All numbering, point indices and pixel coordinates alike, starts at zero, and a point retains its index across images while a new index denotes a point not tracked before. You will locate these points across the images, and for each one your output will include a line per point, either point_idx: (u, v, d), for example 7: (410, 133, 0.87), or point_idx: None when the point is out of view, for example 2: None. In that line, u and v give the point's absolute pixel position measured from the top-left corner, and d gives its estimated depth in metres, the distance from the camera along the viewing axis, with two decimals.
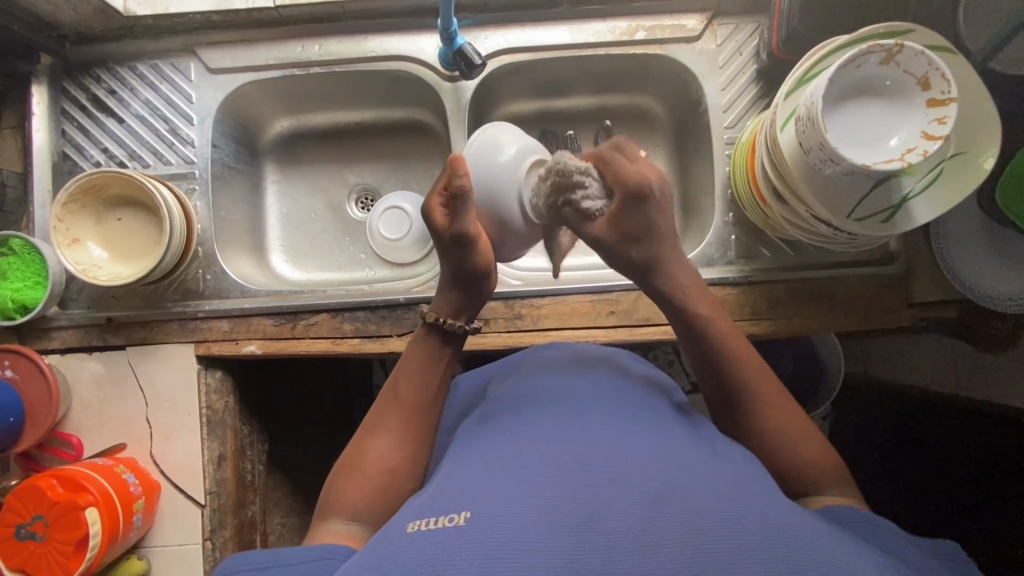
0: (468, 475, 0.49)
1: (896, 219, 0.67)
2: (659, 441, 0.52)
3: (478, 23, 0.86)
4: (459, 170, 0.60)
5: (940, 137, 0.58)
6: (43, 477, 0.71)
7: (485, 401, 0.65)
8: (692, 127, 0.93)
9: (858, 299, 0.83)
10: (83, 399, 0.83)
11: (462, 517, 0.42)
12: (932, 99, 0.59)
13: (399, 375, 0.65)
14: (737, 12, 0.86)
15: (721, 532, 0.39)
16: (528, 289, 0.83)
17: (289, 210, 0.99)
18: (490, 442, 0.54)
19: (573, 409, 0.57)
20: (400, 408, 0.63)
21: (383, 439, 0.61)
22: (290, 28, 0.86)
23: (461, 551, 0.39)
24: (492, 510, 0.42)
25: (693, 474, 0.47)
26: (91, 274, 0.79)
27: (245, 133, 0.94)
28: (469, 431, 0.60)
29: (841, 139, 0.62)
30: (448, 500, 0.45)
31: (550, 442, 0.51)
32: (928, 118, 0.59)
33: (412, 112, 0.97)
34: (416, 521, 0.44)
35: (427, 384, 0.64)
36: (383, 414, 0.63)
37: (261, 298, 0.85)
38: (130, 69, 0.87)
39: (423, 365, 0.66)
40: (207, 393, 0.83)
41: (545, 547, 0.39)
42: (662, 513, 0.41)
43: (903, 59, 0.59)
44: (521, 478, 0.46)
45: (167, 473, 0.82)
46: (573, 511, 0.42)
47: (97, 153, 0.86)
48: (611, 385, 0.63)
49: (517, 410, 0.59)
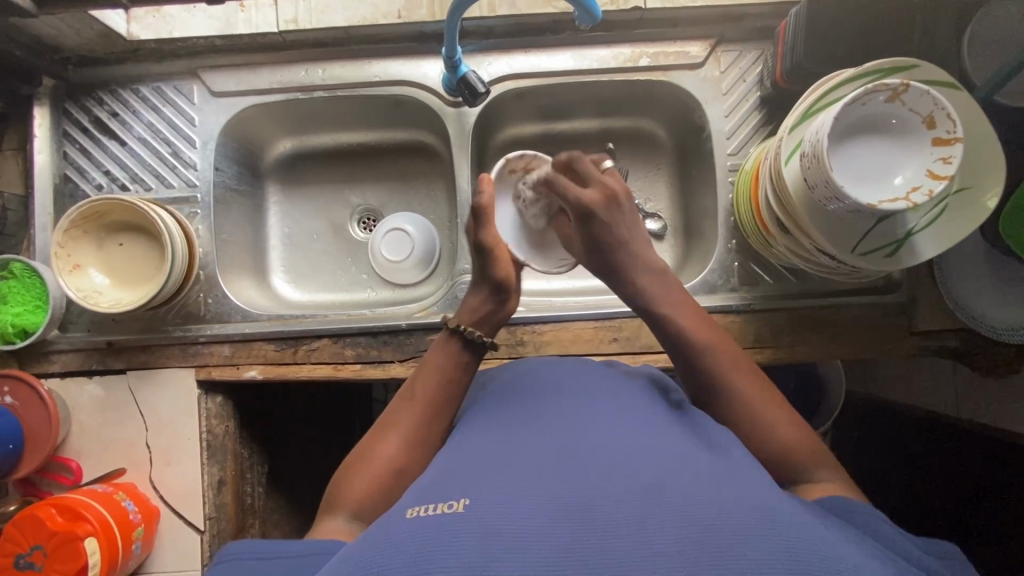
0: (471, 464, 0.48)
1: (900, 254, 0.67)
2: (659, 434, 0.52)
3: (482, 49, 0.86)
4: (483, 188, 0.71)
5: (946, 177, 0.58)
6: (42, 506, 0.71)
7: (486, 393, 0.64)
8: (695, 152, 0.92)
9: (862, 328, 0.83)
10: (82, 423, 0.82)
11: (461, 504, 0.42)
12: (937, 137, 0.59)
13: (418, 376, 0.65)
14: (742, 39, 0.86)
15: (725, 521, 0.39)
16: (530, 315, 0.83)
17: (291, 231, 0.98)
18: (486, 435, 0.53)
19: (571, 402, 0.56)
20: (415, 408, 0.62)
21: (394, 437, 0.59)
22: (294, 52, 0.86)
23: (464, 537, 0.39)
24: (492, 500, 0.42)
25: (693, 466, 0.46)
26: (92, 301, 0.78)
27: (247, 154, 0.94)
28: (465, 423, 0.59)
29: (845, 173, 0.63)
30: (445, 488, 0.45)
31: (549, 438, 0.50)
32: (933, 157, 0.59)
33: (414, 133, 0.97)
34: (415, 507, 0.43)
35: (444, 387, 0.64)
36: (398, 412, 0.62)
37: (263, 322, 0.84)
38: (133, 91, 0.87)
39: (441, 367, 0.65)
40: (207, 418, 0.82)
41: (548, 538, 0.39)
42: (661, 504, 0.40)
43: (908, 97, 0.59)
44: (525, 470, 0.45)
45: (166, 499, 0.81)
46: (571, 503, 0.41)
47: (99, 176, 0.86)
48: (612, 380, 0.62)
49: (516, 404, 0.58)
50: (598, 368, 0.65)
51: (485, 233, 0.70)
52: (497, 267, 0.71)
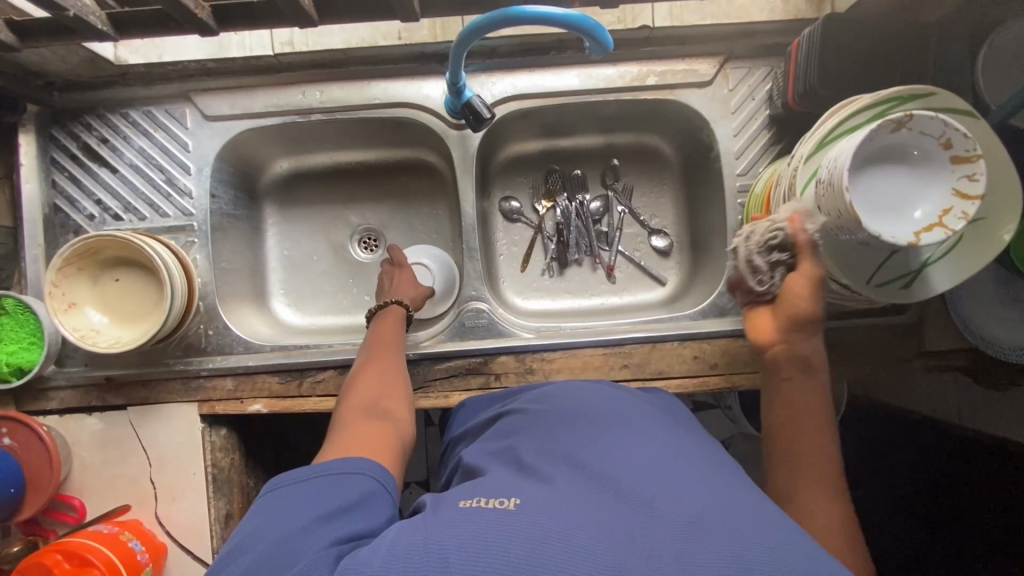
0: (509, 482, 0.48)
1: (914, 287, 0.67)
2: (688, 452, 0.51)
3: (485, 69, 0.83)
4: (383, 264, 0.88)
5: (977, 196, 0.56)
6: (47, 553, 0.69)
7: (505, 423, 0.63)
8: (702, 169, 0.91)
9: (870, 350, 0.83)
10: (84, 460, 0.81)
11: (511, 502, 0.44)
12: (956, 157, 0.57)
13: (373, 337, 0.75)
14: (751, 56, 0.84)
15: (763, 555, 0.38)
16: (539, 342, 0.82)
17: (291, 253, 0.96)
18: (510, 462, 0.53)
19: (593, 427, 0.55)
20: (378, 358, 0.71)
21: (366, 377, 0.68)
22: (290, 74, 0.83)
23: (512, 532, 0.40)
24: (533, 509, 0.42)
25: (723, 493, 0.45)
26: (89, 341, 0.76)
27: (244, 176, 0.91)
28: (478, 458, 0.58)
29: (928, 208, 0.59)
30: (497, 488, 0.47)
31: (573, 460, 0.49)
32: (955, 175, 0.57)
33: (416, 152, 0.94)
34: (468, 499, 0.46)
35: (394, 337, 0.75)
36: (364, 366, 0.70)
37: (266, 353, 0.83)
38: (123, 116, 0.83)
39: (388, 324, 0.76)
40: (212, 451, 0.81)
41: (590, 548, 0.38)
42: (701, 539, 0.39)
43: (953, 140, 0.56)
44: (558, 490, 0.45)
45: (174, 535, 0.80)
46: (608, 524, 0.41)
47: (90, 205, 0.83)
48: (636, 403, 0.61)
49: (534, 430, 0.57)
50: (616, 387, 0.66)
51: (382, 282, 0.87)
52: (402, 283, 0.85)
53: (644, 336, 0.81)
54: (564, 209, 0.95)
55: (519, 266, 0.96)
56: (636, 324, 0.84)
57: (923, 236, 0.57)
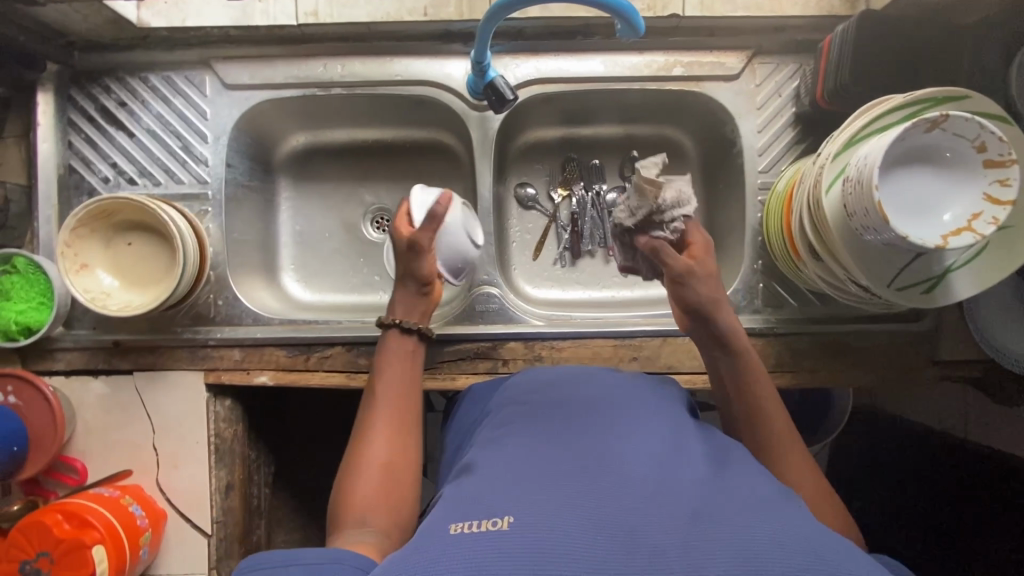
0: (514, 470, 0.47)
1: (936, 291, 0.66)
2: (695, 451, 0.50)
3: (509, 50, 0.82)
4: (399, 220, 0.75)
5: (1008, 201, 0.55)
6: (48, 512, 0.69)
7: (509, 402, 0.62)
8: (723, 166, 0.90)
9: (884, 357, 0.82)
10: (87, 423, 0.81)
11: (505, 521, 0.40)
12: (989, 160, 0.56)
13: (381, 381, 0.68)
14: (780, 52, 0.83)
15: (774, 547, 0.37)
16: (549, 330, 0.81)
17: (303, 229, 0.95)
18: (515, 450, 0.51)
19: (603, 420, 0.54)
20: (387, 409, 0.65)
21: (374, 442, 0.62)
22: (313, 46, 0.82)
23: (513, 551, 0.37)
24: (531, 517, 0.40)
25: (736, 491, 0.43)
26: (99, 303, 0.76)
27: (260, 148, 0.90)
28: (485, 440, 0.56)
29: (957, 212, 0.57)
30: (485, 502, 0.43)
31: (583, 453, 0.48)
32: (988, 179, 0.56)
33: (434, 132, 0.93)
34: (456, 522, 0.41)
35: (411, 375, 0.69)
36: (372, 419, 0.64)
37: (275, 327, 0.82)
38: (142, 80, 0.83)
39: (395, 364, 0.70)
40: (215, 421, 0.81)
41: (594, 553, 0.37)
42: (711, 533, 0.38)
43: (987, 144, 0.55)
44: (566, 479, 0.44)
45: (174, 502, 0.80)
46: (616, 525, 0.39)
47: (105, 168, 0.83)
48: (645, 394, 0.60)
49: (543, 419, 0.56)
50: (625, 376, 0.64)
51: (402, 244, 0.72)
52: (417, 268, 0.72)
53: (656, 330, 0.80)
54: (580, 198, 0.94)
55: (532, 254, 0.95)
56: (648, 317, 0.83)
57: (950, 240, 0.56)
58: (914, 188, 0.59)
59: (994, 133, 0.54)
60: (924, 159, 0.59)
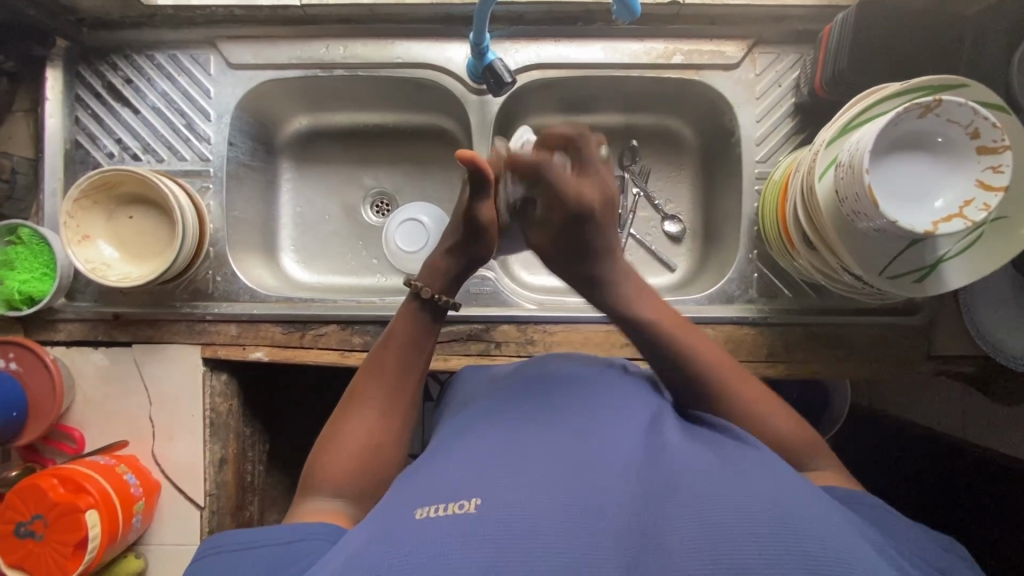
0: (490, 448, 0.47)
1: (928, 281, 0.65)
2: (672, 428, 0.51)
3: (510, 35, 0.83)
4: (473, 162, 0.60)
5: (1001, 187, 0.55)
6: (44, 476, 0.71)
7: (497, 382, 0.62)
8: (722, 156, 0.90)
9: (879, 350, 0.81)
10: (86, 393, 0.82)
11: (472, 505, 0.40)
12: (982, 146, 0.56)
13: (384, 352, 0.62)
14: (780, 42, 0.83)
15: (741, 520, 0.37)
16: (542, 314, 0.81)
17: (303, 210, 0.96)
18: (496, 427, 0.51)
19: (585, 398, 0.54)
20: (384, 382, 0.60)
21: (366, 413, 0.58)
22: (316, 27, 0.83)
23: (480, 538, 0.37)
24: (503, 501, 0.40)
25: (712, 467, 0.44)
26: (100, 273, 0.77)
27: (262, 129, 0.91)
28: (469, 415, 0.57)
29: (948, 199, 0.57)
30: (460, 483, 0.43)
31: (562, 431, 0.49)
32: (980, 166, 0.56)
33: (435, 117, 0.94)
34: (423, 507, 0.41)
35: (415, 350, 0.63)
36: (364, 390, 0.60)
37: (271, 304, 0.83)
38: (149, 58, 0.84)
39: (406, 340, 0.63)
40: (211, 395, 0.82)
41: (560, 532, 0.37)
42: (677, 517, 0.38)
43: (980, 130, 0.55)
44: (539, 457, 0.45)
45: (168, 473, 0.81)
46: (587, 503, 0.40)
47: (110, 144, 0.84)
48: (629, 380, 0.60)
49: (524, 396, 0.56)
50: (609, 362, 0.64)
51: (481, 209, 0.65)
52: (485, 243, 0.69)
53: None
54: None
55: None
56: None
57: (940, 226, 0.56)
58: (908, 173, 0.59)
59: (988, 118, 0.54)
60: (916, 145, 0.59)
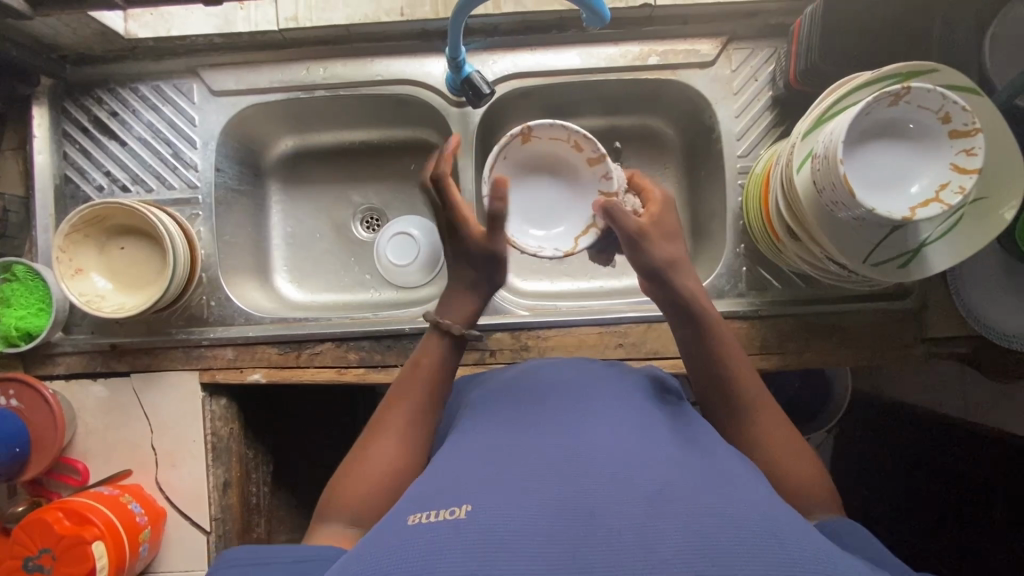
0: (481, 458, 0.48)
1: (912, 265, 0.66)
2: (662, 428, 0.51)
3: (486, 47, 0.84)
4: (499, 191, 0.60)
5: (974, 170, 0.55)
6: (49, 510, 0.71)
7: (490, 391, 0.63)
8: (704, 152, 0.90)
9: (869, 336, 0.82)
10: (88, 425, 0.83)
11: (463, 511, 0.40)
12: (954, 130, 0.56)
13: (404, 382, 0.63)
14: (753, 37, 0.84)
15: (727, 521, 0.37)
16: (535, 320, 0.82)
17: (294, 231, 0.97)
18: (487, 436, 0.52)
19: (573, 404, 0.55)
20: (401, 410, 0.61)
21: (387, 433, 0.59)
22: (295, 51, 0.85)
23: (468, 544, 0.37)
24: (490, 507, 0.40)
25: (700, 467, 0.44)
26: (95, 305, 0.78)
27: (248, 154, 0.92)
28: (461, 425, 0.57)
29: (924, 185, 0.58)
30: (448, 491, 0.43)
31: (553, 438, 0.49)
32: (953, 150, 0.57)
33: (418, 132, 0.95)
34: (417, 512, 0.42)
35: (438, 379, 0.64)
36: (384, 419, 0.61)
37: (266, 325, 0.84)
38: (133, 90, 0.86)
39: (429, 367, 0.64)
40: (212, 419, 0.82)
41: (549, 538, 0.37)
42: (664, 513, 0.38)
43: (951, 114, 0.56)
44: (530, 465, 0.45)
45: (173, 500, 0.81)
46: (574, 506, 0.40)
47: (99, 177, 0.85)
48: (621, 382, 0.60)
49: (516, 404, 0.57)
50: (598, 366, 0.65)
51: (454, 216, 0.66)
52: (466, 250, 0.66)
53: (639, 316, 0.81)
54: None
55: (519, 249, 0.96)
56: (633, 304, 0.84)
57: (917, 211, 0.56)
58: (883, 161, 0.60)
59: (958, 103, 0.55)
60: (890, 133, 0.60)
